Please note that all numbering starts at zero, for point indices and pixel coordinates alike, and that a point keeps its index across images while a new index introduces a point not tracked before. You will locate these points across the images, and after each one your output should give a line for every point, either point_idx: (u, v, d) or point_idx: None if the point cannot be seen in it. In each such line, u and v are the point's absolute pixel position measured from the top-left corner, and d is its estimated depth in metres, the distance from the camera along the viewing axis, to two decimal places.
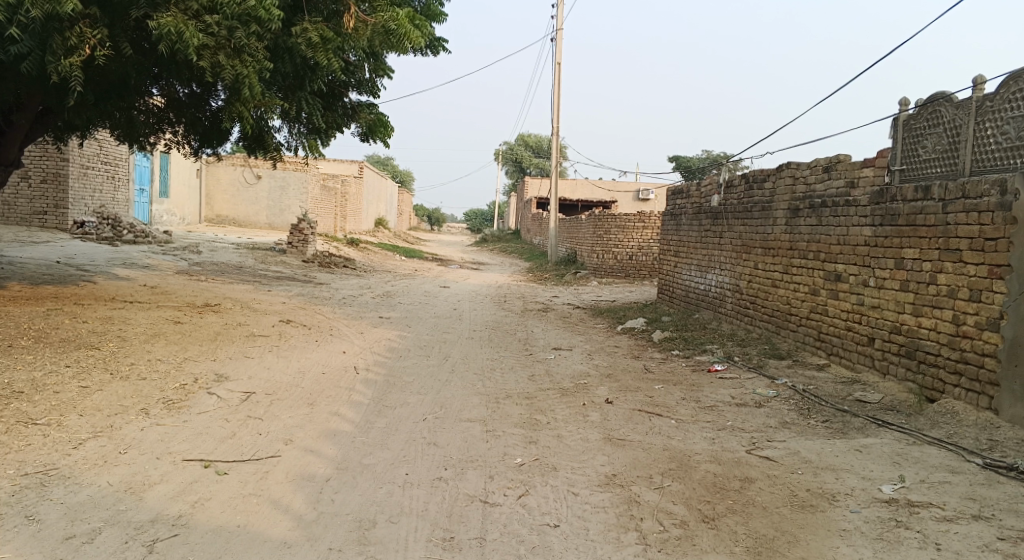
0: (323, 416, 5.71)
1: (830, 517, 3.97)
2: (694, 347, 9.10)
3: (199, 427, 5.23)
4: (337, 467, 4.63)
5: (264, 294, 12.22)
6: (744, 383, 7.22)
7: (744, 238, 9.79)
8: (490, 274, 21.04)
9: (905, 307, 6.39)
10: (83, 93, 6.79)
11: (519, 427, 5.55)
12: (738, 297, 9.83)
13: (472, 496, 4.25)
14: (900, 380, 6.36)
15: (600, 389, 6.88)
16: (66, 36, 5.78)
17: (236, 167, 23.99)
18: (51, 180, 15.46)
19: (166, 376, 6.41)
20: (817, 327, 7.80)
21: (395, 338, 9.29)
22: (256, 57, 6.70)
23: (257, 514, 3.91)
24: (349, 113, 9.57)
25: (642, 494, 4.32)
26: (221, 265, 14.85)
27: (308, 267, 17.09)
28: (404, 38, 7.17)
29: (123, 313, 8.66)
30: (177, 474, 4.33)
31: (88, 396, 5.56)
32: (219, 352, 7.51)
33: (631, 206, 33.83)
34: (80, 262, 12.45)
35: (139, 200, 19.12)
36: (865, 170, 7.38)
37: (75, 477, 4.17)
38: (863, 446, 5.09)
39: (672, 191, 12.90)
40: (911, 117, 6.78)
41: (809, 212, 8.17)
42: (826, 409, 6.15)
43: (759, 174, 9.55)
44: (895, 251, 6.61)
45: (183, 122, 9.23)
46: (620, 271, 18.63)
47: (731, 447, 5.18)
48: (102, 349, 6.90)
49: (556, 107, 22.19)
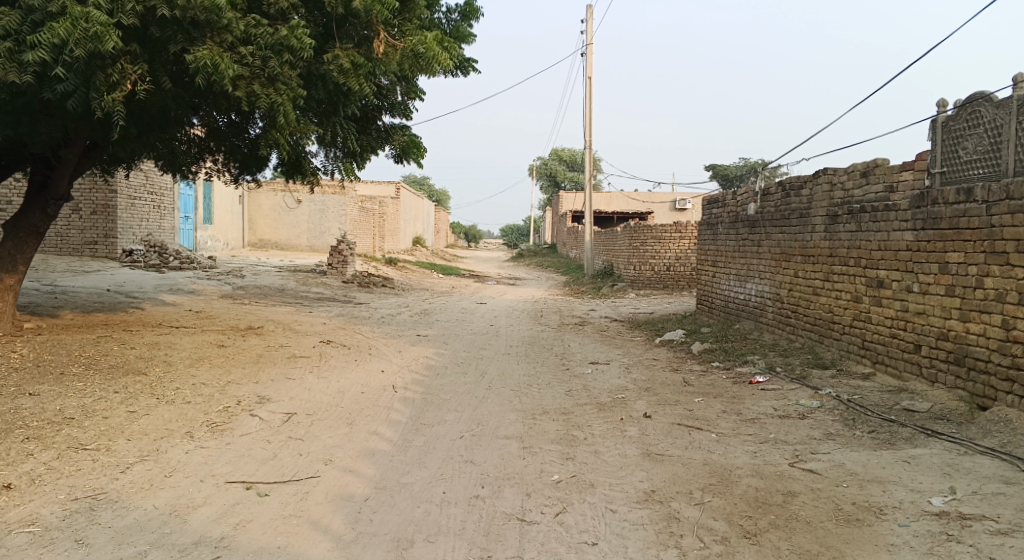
0: (361, 436, 5.77)
1: (878, 532, 3.85)
2: (734, 358, 8.95)
3: (241, 450, 5.32)
4: (375, 486, 4.67)
5: (305, 316, 12.43)
6: (787, 395, 7.07)
7: (783, 246, 9.63)
8: (527, 289, 21.07)
9: (952, 313, 6.22)
10: (126, 126, 7.02)
11: (556, 444, 5.53)
12: (779, 307, 9.66)
13: (509, 515, 4.24)
14: (951, 387, 6.17)
15: (638, 403, 6.82)
16: (108, 73, 5.99)
17: (277, 193, 24.55)
18: (101, 211, 16.00)
19: (210, 399, 6.56)
20: (862, 335, 7.61)
21: (432, 356, 9.35)
22: (290, 85, 6.84)
23: (297, 535, 3.96)
24: (383, 135, 9.73)
25: (682, 510, 4.26)
26: (264, 288, 15.16)
27: (347, 288, 17.33)
28: (432, 61, 7.32)
29: (168, 338, 8.89)
30: (220, 497, 4.41)
31: (136, 421, 5.71)
32: (261, 374, 7.66)
33: (668, 216, 33.63)
34: (128, 289, 12.83)
35: (184, 227, 19.67)
36: (905, 173, 7.23)
37: (122, 501, 4.28)
38: (911, 456, 4.94)
39: (707, 200, 12.78)
40: (950, 118, 6.62)
41: (848, 218, 8.01)
42: (872, 419, 5.98)
43: (796, 181, 9.41)
44: (939, 255, 6.44)
45: (223, 150, 9.48)
46: (657, 282, 18.48)
47: (773, 460, 5.07)
48: (149, 374, 7.09)
49: (589, 121, 22.25)
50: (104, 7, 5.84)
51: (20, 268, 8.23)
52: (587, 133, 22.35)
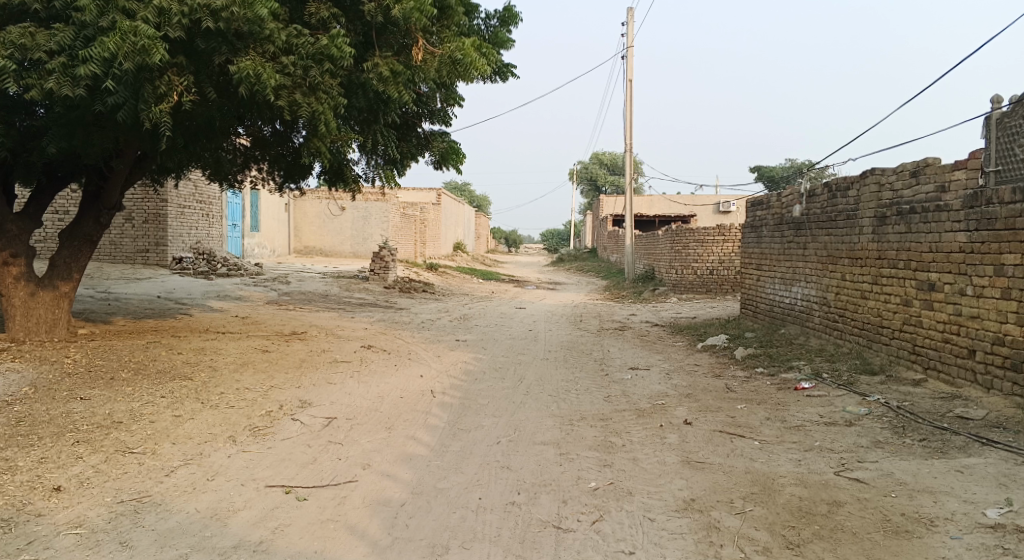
0: (400, 441, 5.79)
1: (928, 544, 3.70)
2: (779, 364, 8.75)
3: (282, 454, 5.40)
4: (412, 491, 4.68)
5: (347, 321, 12.58)
6: (833, 401, 6.88)
7: (829, 248, 9.39)
8: (567, 294, 20.97)
9: (1009, 316, 5.97)
10: (173, 137, 7.21)
11: (594, 450, 5.47)
12: (826, 311, 9.41)
13: (545, 522, 4.20)
14: (1008, 394, 5.93)
15: (679, 409, 6.71)
16: (155, 85, 6.14)
17: (321, 201, 24.97)
18: (152, 220, 16.48)
19: (253, 404, 6.67)
20: (912, 340, 7.36)
21: (471, 361, 9.36)
22: (331, 94, 6.94)
23: (334, 540, 3.98)
24: (423, 142, 9.80)
25: (722, 519, 4.17)
26: (308, 294, 15.41)
27: (389, 293, 17.50)
28: (470, 67, 7.39)
29: (215, 343, 9.08)
30: (260, 501, 4.47)
31: (181, 425, 5.84)
32: (303, 379, 7.77)
33: (711, 219, 33.21)
34: (178, 295, 13.17)
35: (232, 235, 20.13)
36: (957, 172, 7.00)
37: (166, 504, 4.37)
38: (965, 466, 4.74)
39: (751, 202, 12.55)
40: (1006, 114, 6.37)
41: (897, 219, 7.77)
42: (923, 427, 5.77)
43: (842, 182, 9.18)
44: (994, 257, 6.20)
45: (267, 159, 9.66)
46: (700, 286, 18.21)
47: (818, 469, 4.93)
48: (194, 379, 7.25)
49: (630, 124, 22.09)
50: (151, 21, 6.01)
51: (74, 276, 8.51)
52: (628, 136, 22.19)
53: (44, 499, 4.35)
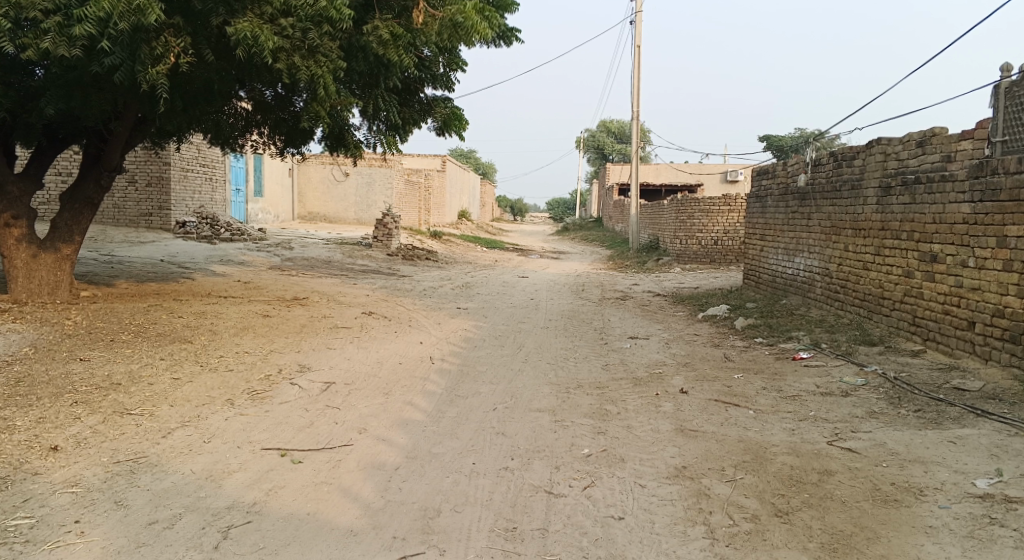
0: (396, 406, 5.83)
1: (916, 513, 3.72)
2: (779, 334, 8.75)
3: (279, 417, 5.44)
4: (406, 456, 4.71)
5: (349, 287, 12.59)
6: (831, 372, 6.88)
7: (833, 219, 9.31)
8: (571, 263, 20.94)
9: (1009, 289, 5.93)
10: (172, 100, 7.14)
11: (589, 418, 5.49)
12: (828, 282, 9.38)
13: (536, 487, 4.24)
14: (1005, 366, 5.92)
15: (676, 378, 6.73)
16: (152, 46, 6.07)
17: (325, 166, 24.85)
18: (155, 184, 16.44)
19: (252, 367, 6.71)
20: (912, 311, 7.34)
21: (471, 328, 9.38)
22: (330, 57, 6.84)
23: (327, 502, 4.03)
24: (426, 108, 9.69)
25: (713, 487, 4.19)
26: (311, 260, 15.42)
27: (391, 260, 17.50)
28: (471, 31, 7.21)
29: (215, 308, 9.10)
30: (255, 463, 4.51)
31: (179, 388, 5.87)
32: (303, 344, 7.80)
33: (717, 189, 32.99)
34: (180, 259, 13.19)
35: (235, 199, 20.08)
36: (964, 142, 6.88)
37: (162, 465, 4.41)
38: (958, 437, 4.74)
39: (756, 172, 12.42)
40: (1015, 84, 6.25)
41: (902, 189, 7.68)
42: (919, 398, 5.78)
43: (848, 151, 9.07)
44: (997, 228, 6.14)
45: (268, 123, 9.57)
46: (704, 256, 18.15)
47: (811, 438, 4.94)
48: (194, 342, 7.29)
49: (637, 91, 21.85)
50: None
51: (75, 239, 8.50)
52: (635, 103, 21.94)
53: (41, 458, 4.40)
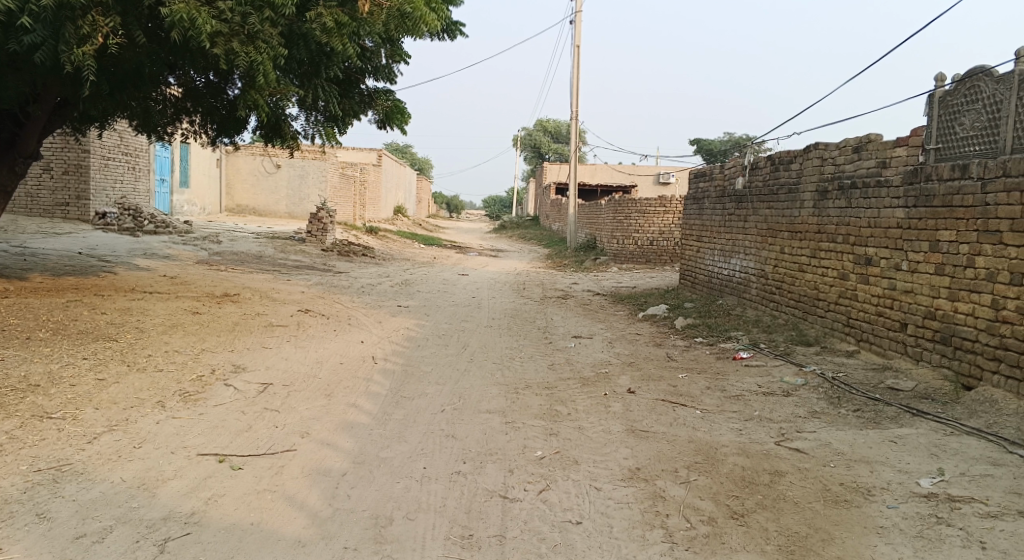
0: (339, 408, 5.62)
1: (866, 514, 3.79)
2: (718, 334, 8.90)
3: (215, 420, 5.16)
4: (353, 460, 4.53)
5: (283, 283, 12.17)
6: (771, 371, 7.01)
7: (770, 221, 9.53)
8: (509, 261, 20.90)
9: (940, 292, 6.15)
10: (97, 83, 6.70)
11: (539, 419, 5.42)
12: (764, 283, 9.60)
13: (491, 491, 4.13)
14: (935, 366, 6.14)
15: (622, 378, 6.73)
16: (77, 25, 5.66)
17: (256, 157, 24.06)
18: (73, 171, 15.55)
19: (183, 367, 6.37)
20: (847, 312, 7.56)
21: (413, 327, 9.17)
22: (270, 44, 6.55)
23: (272, 511, 3.82)
24: (367, 100, 9.42)
25: (668, 489, 4.18)
26: (241, 255, 14.85)
27: (326, 256, 17.04)
28: (419, 22, 7.06)
29: (141, 304, 8.62)
30: (192, 470, 4.25)
31: (105, 389, 5.51)
32: (237, 343, 7.46)
33: (651, 190, 33.56)
34: (100, 252, 12.48)
35: (159, 190, 19.19)
36: (899, 149, 7.09)
37: (89, 474, 4.10)
38: (898, 436, 4.88)
39: (693, 174, 12.62)
40: (948, 93, 6.48)
41: (839, 194, 7.90)
42: (857, 398, 5.93)
43: (785, 155, 9.28)
44: (930, 233, 6.35)
45: (200, 111, 9.12)
46: (640, 256, 18.39)
47: (759, 439, 5.00)
48: (119, 340, 6.87)
49: (576, 91, 21.98)
50: None
51: None
52: (573, 103, 22.04)
53: None
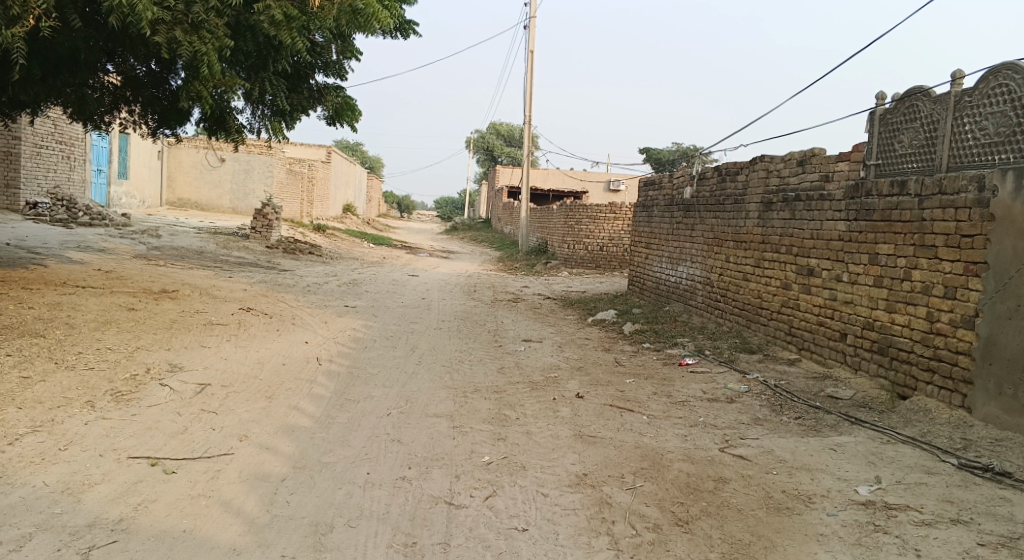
0: (281, 411, 5.45)
1: (807, 521, 3.85)
2: (664, 340, 8.99)
3: (148, 422, 4.94)
4: (294, 465, 4.39)
5: (224, 280, 11.81)
6: (716, 378, 7.11)
7: (716, 230, 9.68)
8: (459, 263, 20.80)
9: (879, 303, 6.31)
10: (28, 66, 6.37)
11: (487, 423, 5.37)
12: (709, 290, 9.75)
13: (436, 497, 4.06)
14: (872, 376, 6.30)
15: (571, 383, 6.72)
16: (7, 5, 5.38)
17: (199, 150, 23.37)
18: (2, 158, 14.84)
19: (116, 366, 6.09)
20: (789, 321, 7.73)
21: (360, 328, 9.01)
22: (216, 34, 6.32)
23: (206, 518, 3.66)
24: (316, 95, 9.22)
25: (614, 495, 4.17)
26: (182, 250, 14.38)
27: (271, 253, 16.66)
28: (371, 19, 6.87)
29: (72, 298, 8.23)
30: (121, 473, 4.05)
31: (30, 388, 5.22)
32: (174, 341, 7.19)
33: (602, 197, 33.87)
34: (30, 244, 11.92)
35: (96, 180, 18.46)
36: (841, 164, 7.27)
37: (9, 477, 3.86)
38: (838, 444, 4.99)
39: (642, 181, 12.74)
40: (888, 111, 6.67)
41: (783, 205, 8.07)
42: (798, 406, 6.05)
43: (732, 166, 9.44)
44: (870, 246, 6.53)
45: (140, 100, 8.77)
46: (590, 262, 18.51)
47: (704, 445, 5.04)
48: (47, 336, 6.53)
49: (529, 96, 22.02)
50: None
51: None
52: (526, 107, 22.08)
53: None
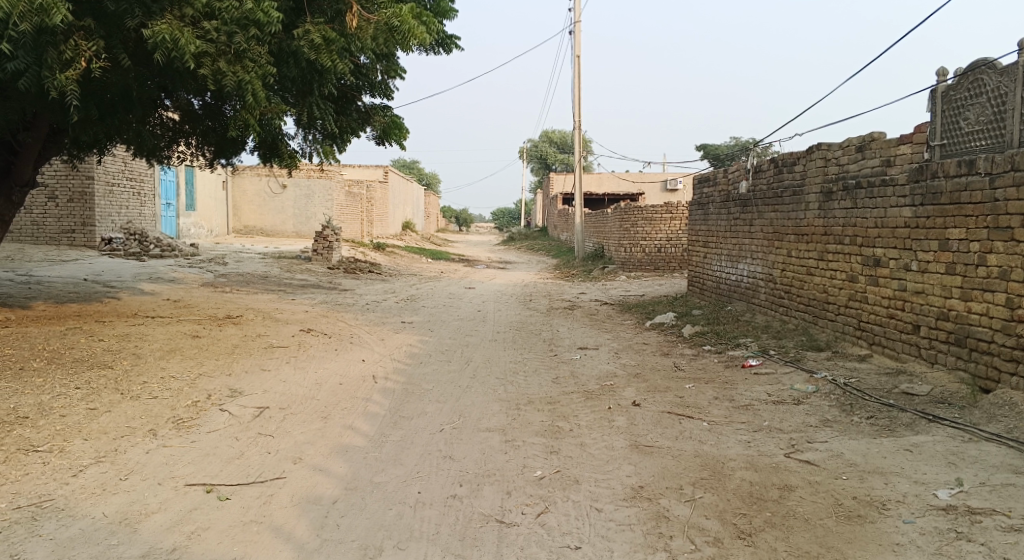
0: (335, 431, 5.47)
1: (881, 529, 3.60)
2: (726, 341, 8.70)
3: (207, 448, 5.02)
4: (345, 487, 4.38)
5: (287, 303, 12.08)
6: (781, 379, 6.80)
7: (775, 225, 9.33)
8: (516, 273, 20.77)
9: (952, 292, 5.92)
10: (86, 108, 6.63)
11: (540, 436, 5.25)
12: (772, 288, 9.38)
13: (487, 516, 3.96)
14: (951, 369, 5.90)
15: (627, 390, 6.55)
16: (61, 50, 5.62)
17: (261, 178, 24.08)
18: (78, 199, 15.58)
19: (179, 394, 6.24)
20: (857, 315, 7.34)
21: (416, 344, 9.03)
22: (258, 62, 6.45)
23: (257, 545, 3.66)
24: (364, 116, 9.33)
25: (672, 508, 3.99)
26: (247, 276, 14.81)
27: (332, 274, 16.97)
28: (408, 35, 6.87)
29: (140, 328, 8.53)
30: (177, 502, 4.11)
31: (95, 419, 5.39)
32: (235, 366, 7.33)
33: (658, 197, 33.43)
34: (106, 278, 12.46)
35: (166, 214, 19.24)
36: (903, 147, 6.89)
37: (70, 509, 3.97)
38: (913, 445, 4.67)
39: (697, 179, 12.43)
40: (951, 87, 6.28)
41: (844, 195, 7.70)
42: (870, 404, 5.72)
43: (788, 157, 9.09)
44: (939, 231, 6.14)
45: (197, 134, 9.04)
46: (649, 264, 18.21)
47: (768, 451, 4.80)
48: (115, 368, 6.75)
49: (578, 101, 21.87)
50: None
51: None
52: (577, 112, 21.91)
53: None
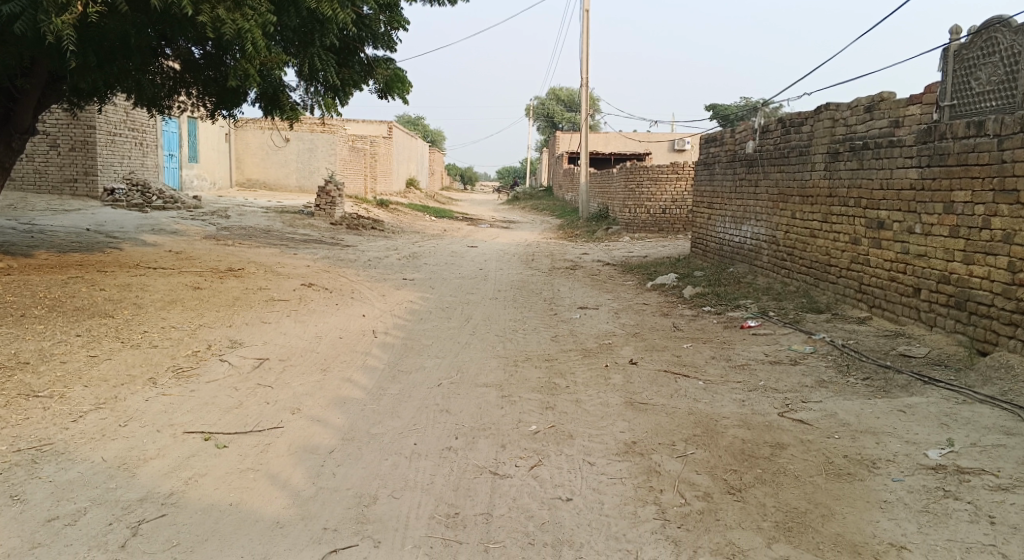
0: (334, 383, 5.52)
1: (869, 487, 3.63)
2: (727, 302, 8.69)
3: (205, 397, 5.07)
4: (342, 437, 4.43)
5: (289, 258, 12.07)
6: (779, 340, 6.82)
7: (781, 186, 9.23)
8: (520, 232, 20.69)
9: (955, 255, 5.89)
10: (84, 54, 6.53)
11: (536, 392, 5.28)
12: (775, 250, 9.33)
13: (481, 468, 4.01)
14: (950, 332, 5.89)
15: (625, 349, 6.58)
16: None
17: (265, 131, 23.89)
18: (80, 148, 15.50)
19: (179, 343, 6.29)
20: (859, 278, 7.31)
21: (417, 300, 9.05)
22: (258, 10, 6.32)
23: (253, 491, 3.72)
24: (367, 69, 9.18)
25: (663, 463, 4.03)
26: (249, 229, 14.80)
27: (335, 230, 16.93)
28: None
29: (142, 279, 8.55)
30: (175, 449, 4.16)
31: (96, 366, 5.43)
32: (235, 318, 7.36)
33: (665, 157, 33.10)
34: (108, 229, 12.46)
35: (168, 165, 19.14)
36: (912, 107, 6.77)
37: (70, 453, 4.03)
38: (907, 406, 4.69)
39: (704, 139, 12.27)
40: (964, 46, 6.14)
41: (850, 155, 7.61)
42: (866, 366, 5.73)
43: (796, 117, 8.96)
44: (944, 194, 6.07)
45: (199, 84, 8.93)
46: (653, 225, 18.11)
47: (762, 410, 4.82)
48: (116, 317, 6.79)
49: (586, 58, 21.49)
50: None
51: None
52: (584, 69, 21.57)
53: None
